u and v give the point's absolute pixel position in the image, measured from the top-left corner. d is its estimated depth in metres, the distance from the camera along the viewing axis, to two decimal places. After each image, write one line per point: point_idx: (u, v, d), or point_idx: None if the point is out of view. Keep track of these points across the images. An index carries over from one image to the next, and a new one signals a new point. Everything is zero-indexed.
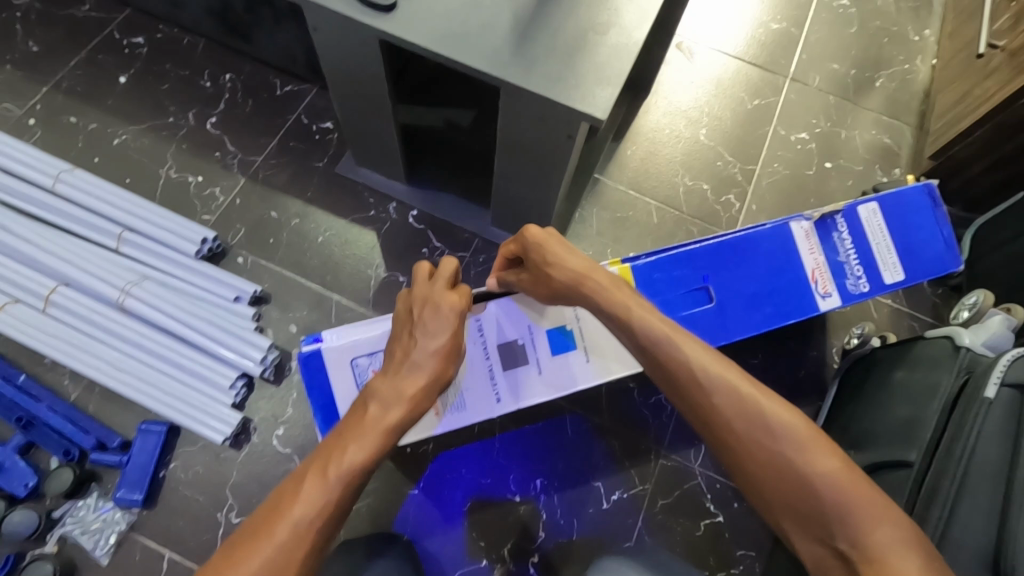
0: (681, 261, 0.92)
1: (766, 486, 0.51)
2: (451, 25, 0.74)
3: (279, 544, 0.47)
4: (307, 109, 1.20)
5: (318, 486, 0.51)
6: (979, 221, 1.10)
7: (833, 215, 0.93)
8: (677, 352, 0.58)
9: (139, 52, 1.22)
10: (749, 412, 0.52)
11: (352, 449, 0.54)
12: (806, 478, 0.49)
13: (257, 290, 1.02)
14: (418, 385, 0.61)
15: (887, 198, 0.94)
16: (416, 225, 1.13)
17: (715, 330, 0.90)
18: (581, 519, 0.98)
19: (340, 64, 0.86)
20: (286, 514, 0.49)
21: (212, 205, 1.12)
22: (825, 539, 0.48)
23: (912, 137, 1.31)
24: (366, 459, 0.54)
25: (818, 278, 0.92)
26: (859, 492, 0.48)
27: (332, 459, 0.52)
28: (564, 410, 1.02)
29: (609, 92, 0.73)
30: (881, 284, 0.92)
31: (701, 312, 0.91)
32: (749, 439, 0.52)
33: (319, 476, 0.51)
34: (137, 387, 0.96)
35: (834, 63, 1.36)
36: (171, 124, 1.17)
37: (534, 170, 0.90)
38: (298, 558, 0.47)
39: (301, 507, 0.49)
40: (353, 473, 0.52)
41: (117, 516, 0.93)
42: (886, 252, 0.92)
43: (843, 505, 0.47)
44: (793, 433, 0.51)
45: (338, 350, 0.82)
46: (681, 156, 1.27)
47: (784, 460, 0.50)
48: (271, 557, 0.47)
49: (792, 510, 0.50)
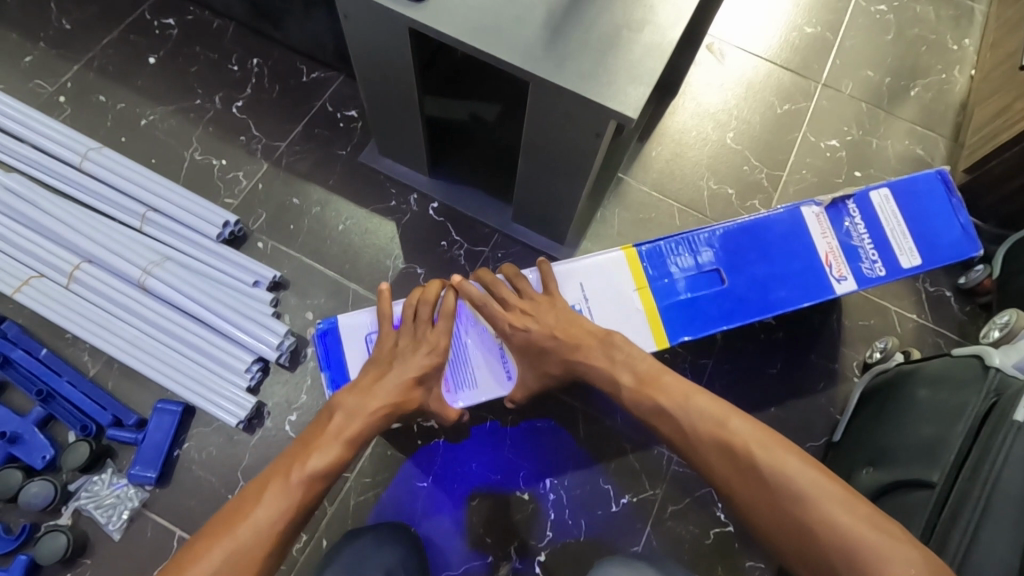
0: (690, 245, 0.90)
1: (772, 538, 0.56)
2: (484, 17, 0.74)
3: (243, 538, 0.55)
4: (332, 96, 1.20)
5: (281, 489, 0.60)
6: (1013, 239, 1.07)
7: (845, 200, 0.91)
8: (674, 421, 0.68)
9: (170, 34, 1.23)
10: (741, 466, 0.60)
11: (316, 458, 0.64)
12: (800, 518, 0.54)
13: (275, 276, 1.02)
14: (379, 405, 0.74)
15: (899, 184, 0.91)
16: (436, 217, 1.13)
17: (725, 314, 0.87)
18: (590, 520, 0.96)
19: (366, 51, 0.86)
20: (252, 512, 0.57)
21: (235, 188, 1.13)
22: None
23: (946, 148, 1.27)
24: (326, 465, 0.64)
25: (832, 261, 0.88)
26: (851, 527, 0.51)
27: (296, 465, 0.63)
28: (576, 408, 1.02)
29: (641, 90, 0.72)
30: (898, 268, 0.88)
31: (712, 295, 0.88)
32: (747, 493, 0.58)
33: (283, 479, 0.61)
34: (155, 365, 0.97)
35: (868, 70, 1.33)
36: (198, 106, 1.18)
37: (559, 167, 0.89)
38: (257, 556, 0.55)
39: (267, 509, 0.58)
40: (313, 476, 0.62)
41: (130, 492, 0.94)
42: (901, 237, 0.88)
43: (843, 542, 0.51)
44: (785, 479, 0.56)
45: (350, 326, 0.85)
46: (706, 159, 1.25)
47: (788, 515, 0.55)
48: (233, 549, 0.54)
49: (802, 558, 0.54)
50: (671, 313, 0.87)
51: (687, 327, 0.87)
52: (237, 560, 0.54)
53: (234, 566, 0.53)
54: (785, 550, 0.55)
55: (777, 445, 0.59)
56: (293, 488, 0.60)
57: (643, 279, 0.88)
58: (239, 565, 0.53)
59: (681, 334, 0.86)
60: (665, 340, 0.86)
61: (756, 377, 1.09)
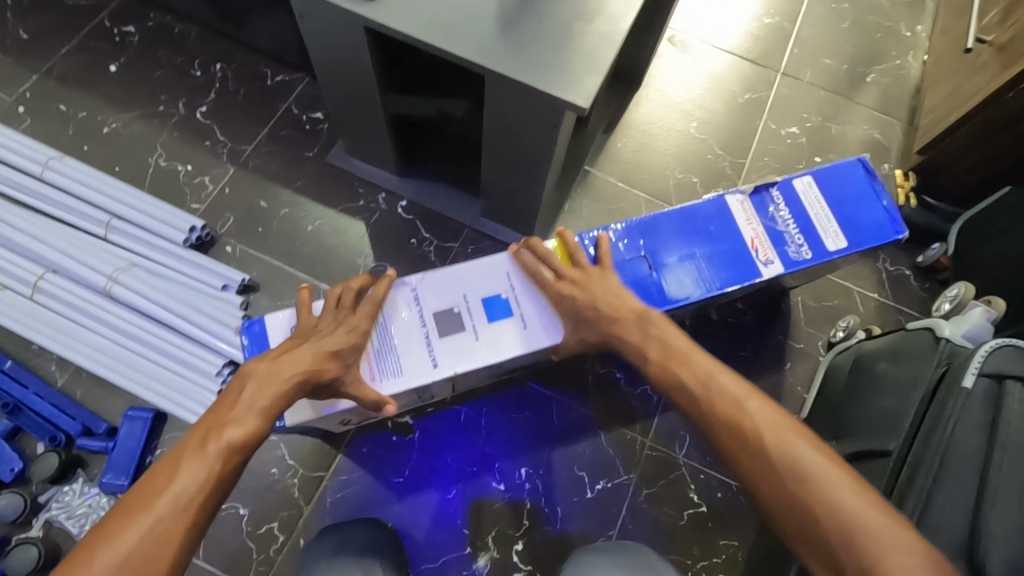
0: (616, 232, 0.86)
1: (779, 521, 0.56)
2: (438, 13, 0.74)
3: (160, 516, 0.50)
4: (298, 98, 1.20)
5: (197, 462, 0.54)
6: (967, 216, 1.11)
7: (767, 187, 0.88)
8: (688, 397, 0.65)
9: (131, 40, 1.22)
10: (754, 449, 0.58)
11: (231, 427, 0.57)
12: (811, 506, 0.54)
13: (244, 278, 1.02)
14: (299, 370, 0.63)
15: (821, 171, 0.89)
16: (405, 215, 1.13)
17: (654, 297, 0.83)
18: (566, 507, 0.98)
19: (325, 51, 0.86)
20: (165, 488, 0.52)
21: (201, 193, 1.12)
22: (838, 566, 0.51)
23: (903, 132, 1.31)
24: (244, 434, 0.57)
25: (757, 246, 0.85)
26: (862, 521, 0.51)
27: (211, 435, 0.56)
28: (549, 396, 1.03)
29: (595, 80, 0.73)
30: (825, 251, 0.85)
31: (640, 279, 0.83)
32: (758, 476, 0.57)
33: (196, 451, 0.54)
34: (125, 373, 0.96)
35: (826, 58, 1.36)
36: (162, 112, 1.17)
37: (521, 160, 0.90)
38: (174, 535, 0.50)
39: (182, 483, 0.52)
40: (231, 448, 0.55)
41: (102, 501, 0.93)
42: (825, 222, 0.86)
43: (851, 534, 0.51)
44: (797, 465, 0.55)
45: (266, 319, 0.75)
46: (672, 150, 1.27)
47: (797, 501, 0.54)
48: (148, 531, 0.50)
49: (807, 542, 0.54)
50: None
51: None
52: (155, 539, 0.49)
53: (152, 545, 0.49)
54: (791, 533, 0.55)
55: (794, 432, 0.58)
56: (211, 462, 0.54)
57: None
58: (156, 545, 0.49)
59: None
60: None
61: (726, 360, 1.12)
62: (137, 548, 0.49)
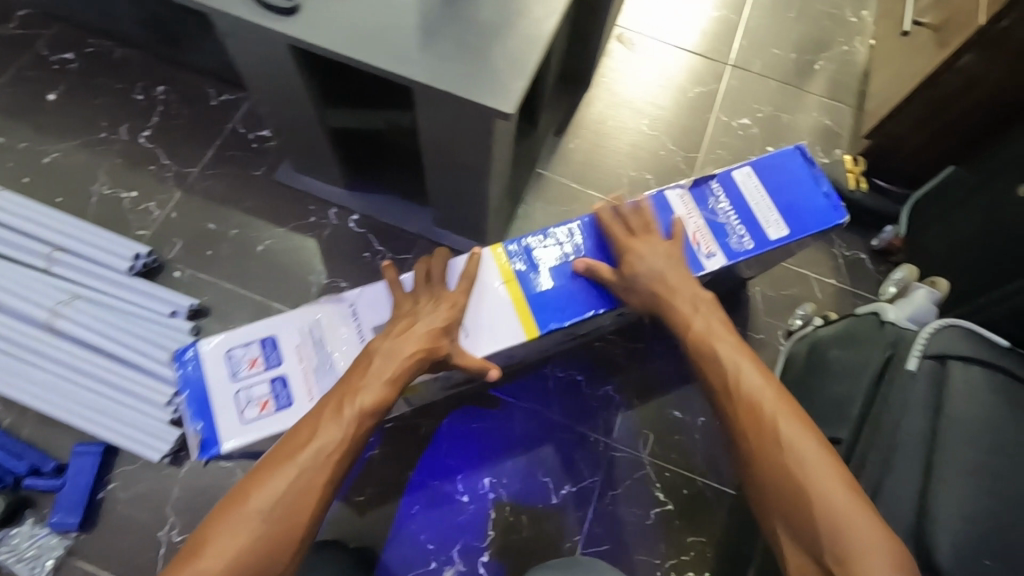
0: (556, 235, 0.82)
1: (763, 485, 0.59)
2: (357, 26, 0.74)
3: (303, 469, 0.58)
4: (243, 117, 1.19)
5: (334, 427, 0.61)
6: (915, 197, 1.12)
7: (707, 180, 0.87)
8: (714, 357, 0.68)
9: (69, 68, 1.20)
10: (760, 415, 0.61)
11: (362, 394, 0.64)
12: (799, 479, 0.57)
13: (193, 303, 1.00)
14: (414, 348, 0.68)
15: (760, 161, 0.89)
16: (357, 229, 1.12)
17: (597, 300, 0.79)
18: (530, 514, 0.97)
19: (254, 68, 0.85)
20: (308, 444, 0.59)
21: (147, 219, 1.10)
22: (807, 537, 0.55)
23: (852, 117, 1.32)
24: (374, 402, 0.64)
25: (699, 239, 0.84)
26: (844, 508, 0.54)
27: (347, 400, 0.63)
28: (511, 403, 1.02)
29: (519, 84, 0.72)
30: (766, 240, 0.85)
31: (583, 282, 0.80)
32: (757, 439, 0.60)
33: (334, 416, 0.62)
34: (72, 408, 0.94)
35: (774, 48, 1.37)
36: (104, 139, 1.15)
37: (462, 168, 0.89)
38: (315, 491, 0.58)
39: (322, 443, 0.60)
40: (362, 415, 0.62)
41: (53, 541, 0.90)
42: (766, 211, 0.86)
43: (829, 512, 0.55)
44: (796, 439, 0.59)
45: (213, 343, 0.75)
46: (624, 148, 1.27)
47: (787, 467, 0.58)
48: (293, 481, 0.57)
49: (784, 510, 0.57)
50: (541, 302, 0.78)
51: (559, 315, 0.78)
52: (300, 490, 0.57)
53: (296, 497, 0.57)
54: (771, 499, 0.58)
55: (797, 415, 0.61)
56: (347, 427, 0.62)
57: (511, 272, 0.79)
58: (298, 503, 0.57)
59: (552, 322, 0.77)
60: (536, 331, 0.77)
61: None
62: (284, 496, 0.57)
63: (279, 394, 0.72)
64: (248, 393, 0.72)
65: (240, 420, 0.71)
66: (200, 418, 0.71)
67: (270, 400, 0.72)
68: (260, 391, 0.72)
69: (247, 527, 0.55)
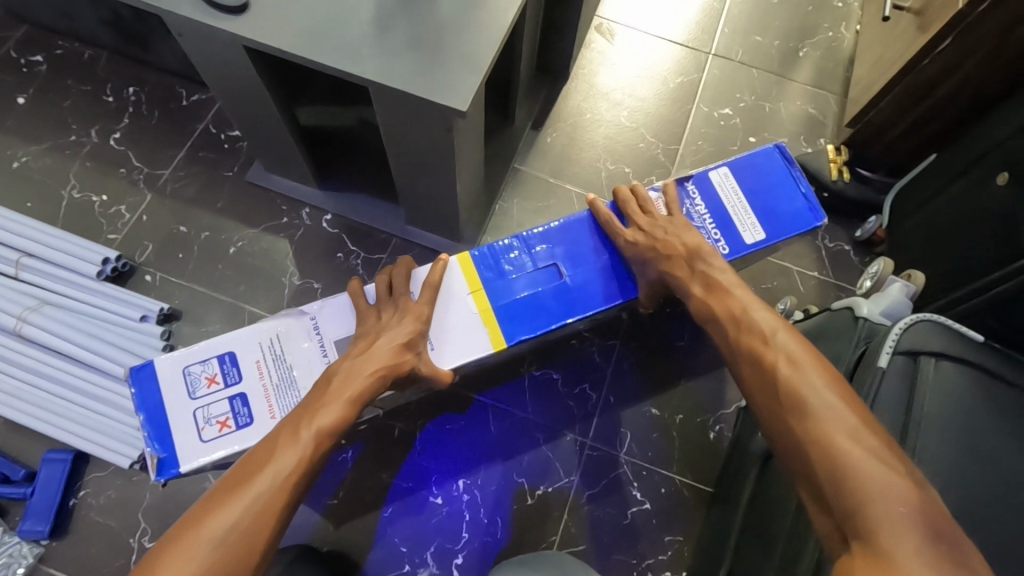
0: (525, 242, 0.81)
1: (789, 455, 0.51)
2: (307, 24, 0.72)
3: (262, 487, 0.52)
4: (214, 117, 1.17)
5: (291, 448, 0.56)
6: (898, 186, 1.09)
7: (683, 182, 0.85)
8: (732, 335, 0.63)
9: (38, 70, 1.18)
10: (772, 380, 0.55)
11: (322, 414, 0.61)
12: (822, 436, 0.48)
13: (163, 307, 0.99)
14: (374, 368, 0.66)
15: (738, 161, 0.86)
16: (331, 229, 1.11)
17: (566, 310, 0.78)
18: (505, 515, 0.96)
19: (212, 69, 0.83)
20: (269, 463, 0.55)
21: (118, 223, 1.09)
22: (831, 508, 0.46)
23: (837, 104, 1.29)
24: (335, 421, 0.60)
25: None
26: (868, 461, 0.45)
27: (303, 423, 0.59)
28: (485, 404, 1.01)
29: (474, 81, 0.70)
30: (741, 244, 0.83)
31: (552, 291, 0.79)
32: (773, 407, 0.54)
33: (291, 438, 0.57)
34: (42, 416, 0.94)
35: (757, 36, 1.34)
36: (74, 142, 1.14)
37: (427, 167, 0.88)
38: (274, 505, 0.52)
39: (285, 459, 0.55)
40: (321, 433, 0.58)
41: (23, 549, 0.89)
42: (742, 214, 0.84)
43: (852, 471, 0.45)
44: (814, 396, 0.51)
45: (170, 358, 0.73)
46: (603, 141, 1.25)
47: (806, 428, 0.50)
48: (249, 503, 0.51)
49: (809, 480, 0.48)
50: (508, 311, 0.77)
51: (527, 325, 0.77)
52: (260, 508, 0.51)
53: (255, 514, 0.50)
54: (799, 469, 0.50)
55: (814, 367, 0.54)
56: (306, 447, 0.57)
57: (477, 280, 0.78)
58: (255, 517, 0.50)
59: (520, 333, 0.76)
60: (504, 342, 0.76)
61: None
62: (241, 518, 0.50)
63: (238, 413, 0.71)
64: (207, 412, 0.71)
65: (198, 439, 0.70)
66: (156, 436, 0.70)
67: (230, 418, 0.71)
68: (219, 410, 0.71)
69: (190, 554, 0.47)
